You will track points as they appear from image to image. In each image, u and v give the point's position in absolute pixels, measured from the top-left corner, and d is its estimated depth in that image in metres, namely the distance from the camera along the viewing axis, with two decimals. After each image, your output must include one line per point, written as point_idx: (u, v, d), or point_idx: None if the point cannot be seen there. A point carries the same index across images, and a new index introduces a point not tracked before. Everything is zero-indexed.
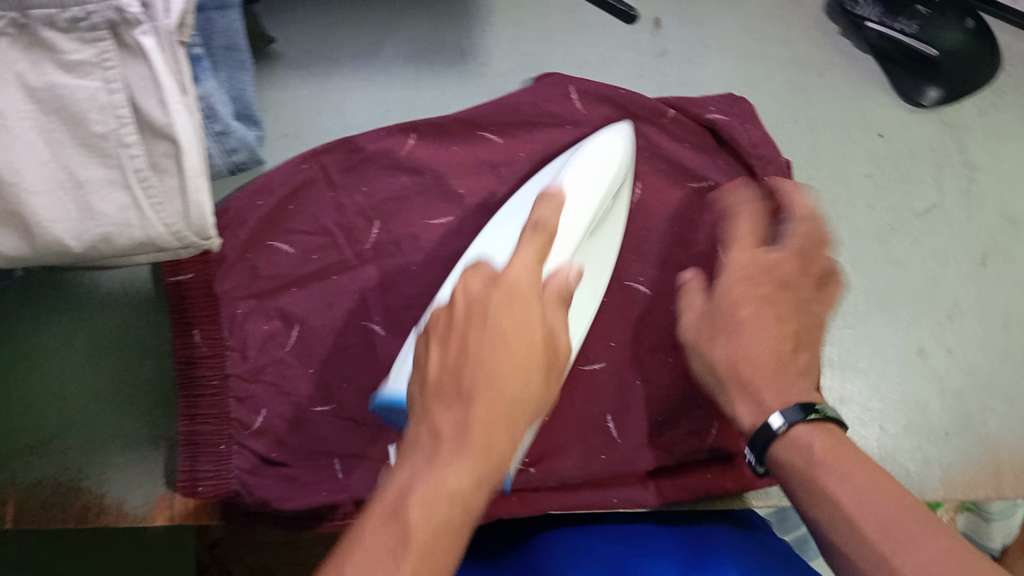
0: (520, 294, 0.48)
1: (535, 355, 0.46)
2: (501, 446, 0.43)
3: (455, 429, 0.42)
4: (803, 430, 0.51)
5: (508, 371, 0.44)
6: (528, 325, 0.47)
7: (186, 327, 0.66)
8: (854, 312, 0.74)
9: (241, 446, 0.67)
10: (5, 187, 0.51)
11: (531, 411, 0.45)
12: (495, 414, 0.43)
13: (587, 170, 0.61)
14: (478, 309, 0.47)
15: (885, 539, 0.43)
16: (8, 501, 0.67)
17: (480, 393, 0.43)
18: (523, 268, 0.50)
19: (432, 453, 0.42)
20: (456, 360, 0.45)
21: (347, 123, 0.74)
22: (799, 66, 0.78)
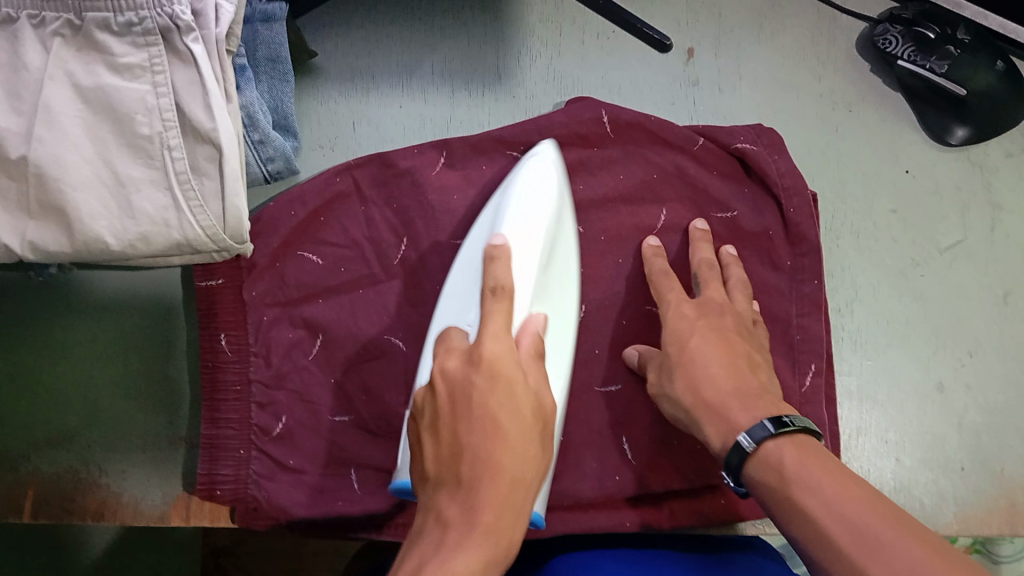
0: (502, 369, 0.48)
1: (530, 433, 0.47)
2: (506, 526, 0.44)
3: (460, 517, 0.44)
4: (772, 445, 0.51)
5: (502, 453, 0.45)
6: (514, 402, 0.47)
7: (212, 331, 0.67)
8: (875, 346, 0.75)
9: (260, 452, 0.67)
10: (49, 183, 0.52)
11: (534, 485, 0.47)
12: (498, 501, 0.44)
13: (520, 213, 0.61)
14: (463, 390, 0.47)
15: (858, 550, 0.43)
16: (28, 494, 0.68)
17: (481, 481, 0.45)
18: (496, 335, 0.50)
19: (440, 540, 0.43)
20: (453, 450, 0.46)
21: (382, 137, 0.75)
22: (830, 100, 0.79)
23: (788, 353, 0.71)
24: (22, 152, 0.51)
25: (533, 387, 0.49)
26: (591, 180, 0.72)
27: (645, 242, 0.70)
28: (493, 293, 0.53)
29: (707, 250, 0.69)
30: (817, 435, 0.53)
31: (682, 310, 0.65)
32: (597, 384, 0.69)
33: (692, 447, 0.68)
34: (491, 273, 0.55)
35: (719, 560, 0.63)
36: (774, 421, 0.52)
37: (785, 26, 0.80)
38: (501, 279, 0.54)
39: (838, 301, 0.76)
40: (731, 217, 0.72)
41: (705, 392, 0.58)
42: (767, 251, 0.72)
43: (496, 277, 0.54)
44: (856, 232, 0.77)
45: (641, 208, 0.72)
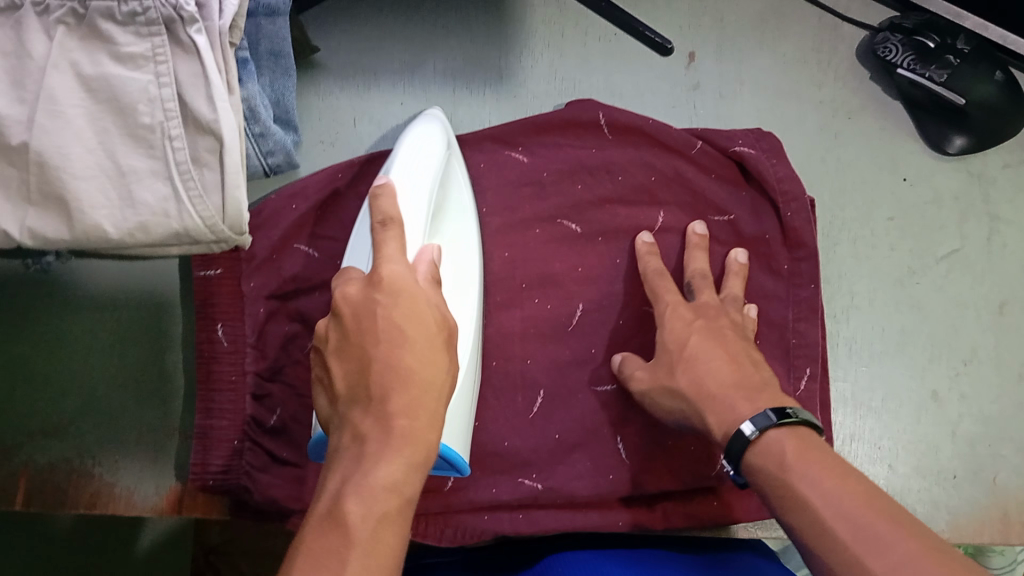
0: (401, 285, 0.49)
1: (435, 342, 0.48)
2: (422, 432, 0.45)
3: (375, 427, 0.44)
4: (773, 435, 0.52)
5: (412, 360, 0.46)
6: (417, 314, 0.48)
7: (209, 321, 0.66)
8: (870, 352, 0.75)
9: (253, 444, 0.67)
10: (50, 171, 0.52)
11: (444, 388, 0.47)
12: (411, 408, 0.45)
13: (410, 152, 0.61)
14: (366, 309, 0.48)
15: (857, 544, 0.43)
16: (20, 484, 0.67)
17: (394, 392, 0.45)
18: (393, 256, 0.50)
19: (358, 453, 0.43)
20: (359, 364, 0.46)
21: (383, 134, 0.75)
22: (831, 107, 0.79)
23: (784, 358, 0.71)
24: (23, 139, 0.51)
25: (434, 301, 0.50)
26: (591, 181, 0.72)
27: (636, 239, 0.70)
28: (380, 225, 0.53)
29: (701, 260, 0.69)
30: (819, 431, 0.53)
31: (685, 309, 0.65)
32: (592, 386, 0.69)
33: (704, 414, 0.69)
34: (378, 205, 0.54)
35: (716, 561, 0.64)
36: (777, 411, 0.53)
37: (788, 34, 0.80)
38: (388, 212, 0.53)
39: (835, 307, 0.76)
40: (727, 221, 0.73)
41: (701, 391, 0.58)
42: (765, 257, 0.73)
43: (383, 209, 0.54)
44: (854, 239, 0.77)
45: (640, 211, 0.72)
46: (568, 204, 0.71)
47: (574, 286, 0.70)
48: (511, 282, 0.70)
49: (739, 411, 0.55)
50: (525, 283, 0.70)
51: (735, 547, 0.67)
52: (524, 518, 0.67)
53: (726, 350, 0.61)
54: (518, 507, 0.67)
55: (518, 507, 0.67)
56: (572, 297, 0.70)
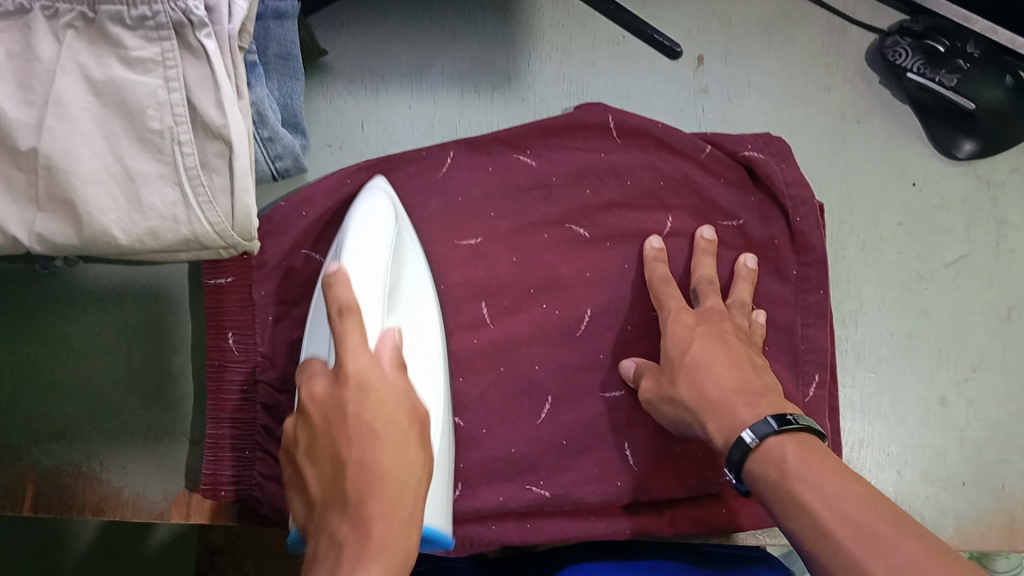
0: (369, 378, 0.49)
1: (408, 438, 0.49)
2: (402, 535, 0.45)
3: (353, 533, 0.44)
4: (773, 441, 0.52)
5: (386, 460, 0.47)
6: (389, 410, 0.48)
7: (219, 329, 0.67)
8: (877, 357, 0.75)
9: (264, 453, 0.66)
10: (59, 174, 0.52)
11: (422, 481, 0.48)
12: (389, 510, 0.45)
13: (363, 230, 0.59)
14: (336, 408, 0.48)
15: (858, 545, 0.43)
16: (27, 486, 0.67)
17: (371, 496, 0.45)
18: (356, 349, 0.49)
19: (336, 561, 0.43)
20: (333, 467, 0.47)
21: (390, 137, 0.75)
22: (839, 111, 0.79)
23: (792, 363, 0.71)
24: (31, 144, 0.51)
25: (406, 393, 0.50)
26: (598, 185, 0.71)
27: (646, 244, 0.69)
28: (336, 315, 0.49)
29: (709, 265, 0.69)
30: (819, 436, 0.54)
31: (690, 314, 0.65)
32: (600, 390, 0.69)
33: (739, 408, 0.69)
34: (332, 292, 0.50)
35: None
36: (778, 418, 0.53)
37: (796, 37, 0.80)
38: (343, 300, 0.49)
39: (842, 312, 0.76)
40: (735, 225, 0.72)
41: (709, 396, 0.58)
42: (774, 262, 0.72)
43: (337, 296, 0.50)
44: (862, 243, 0.77)
45: (647, 214, 0.71)
46: (575, 208, 0.71)
47: (582, 290, 0.70)
48: (518, 287, 0.69)
49: (742, 416, 0.55)
50: (532, 287, 0.69)
51: (744, 560, 0.64)
52: (531, 525, 0.67)
53: (733, 355, 0.61)
54: (526, 515, 0.67)
55: (525, 515, 0.67)
56: (580, 302, 0.70)
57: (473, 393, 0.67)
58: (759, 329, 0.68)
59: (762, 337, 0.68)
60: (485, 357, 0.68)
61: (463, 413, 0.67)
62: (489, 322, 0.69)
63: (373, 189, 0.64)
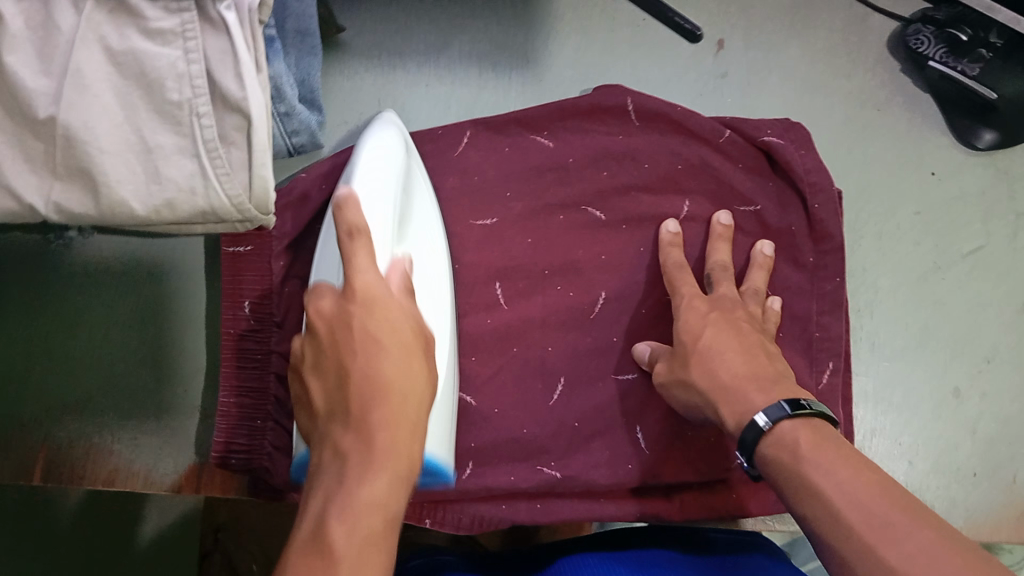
0: (377, 292, 0.45)
1: (413, 353, 0.45)
2: (408, 451, 0.42)
3: (359, 449, 0.41)
4: (787, 426, 0.51)
5: (393, 374, 0.43)
6: (396, 324, 0.45)
7: (236, 297, 0.67)
8: (892, 347, 0.75)
9: (276, 423, 0.66)
10: (77, 145, 0.51)
11: (428, 398, 0.45)
12: (393, 424, 0.42)
13: (373, 159, 0.57)
14: (341, 321, 0.44)
15: (869, 531, 0.43)
16: (37, 459, 0.67)
17: (376, 410, 0.41)
18: (364, 263, 0.45)
19: (339, 472, 0.40)
20: (338, 380, 0.43)
21: (407, 116, 0.75)
22: (859, 99, 0.78)
23: (806, 351, 0.70)
24: (49, 113, 0.50)
25: (413, 309, 0.47)
26: (616, 168, 0.71)
27: (663, 228, 0.69)
28: (345, 235, 0.44)
29: (724, 251, 0.69)
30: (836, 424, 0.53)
31: (703, 299, 0.65)
32: (613, 373, 0.69)
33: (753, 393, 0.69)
34: (342, 214, 0.45)
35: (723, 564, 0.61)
36: (791, 403, 0.53)
37: (817, 24, 0.79)
38: (352, 221, 0.45)
39: (858, 301, 0.75)
40: (752, 212, 0.72)
41: (722, 380, 0.58)
42: (790, 249, 0.72)
43: (347, 218, 0.45)
44: (879, 233, 0.76)
45: (663, 199, 0.71)
46: (592, 191, 0.71)
47: (597, 274, 0.70)
48: (532, 269, 0.69)
49: (754, 400, 0.54)
50: (547, 270, 0.69)
51: (738, 544, 0.64)
52: (542, 507, 0.67)
53: (747, 342, 0.61)
54: (537, 497, 0.67)
55: (537, 497, 0.67)
56: (595, 285, 0.69)
57: (485, 373, 0.67)
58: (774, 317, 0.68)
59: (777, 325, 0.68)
60: (499, 338, 0.68)
61: (475, 393, 0.67)
62: (503, 303, 0.68)
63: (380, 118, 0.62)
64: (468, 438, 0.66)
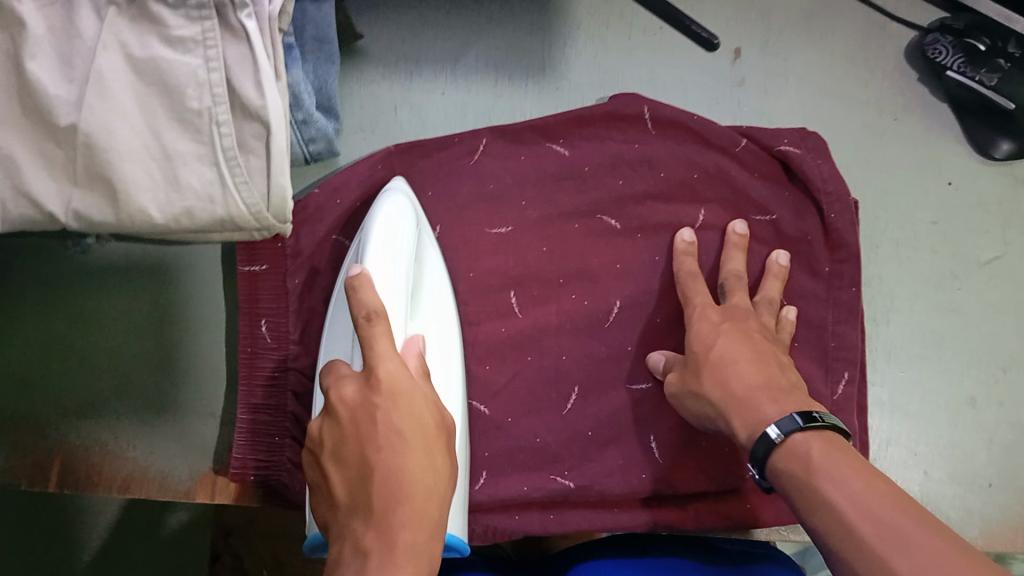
0: (398, 385, 0.46)
1: (433, 447, 0.46)
2: (426, 547, 0.42)
3: (379, 543, 0.41)
4: (799, 438, 0.51)
5: (414, 469, 0.44)
6: (417, 418, 0.46)
7: (253, 318, 0.67)
8: (908, 356, 0.74)
9: (294, 439, 0.67)
10: (97, 152, 0.51)
11: (446, 491, 0.45)
12: (414, 520, 0.42)
13: (389, 228, 0.58)
14: (366, 411, 0.45)
15: (881, 540, 0.43)
16: (54, 462, 0.68)
17: (398, 504, 0.42)
18: (387, 352, 0.46)
19: (360, 568, 0.41)
20: (360, 472, 0.44)
21: (424, 124, 0.75)
22: (876, 107, 0.78)
23: (821, 360, 0.70)
24: (71, 120, 0.51)
25: (432, 401, 0.48)
26: (631, 175, 0.71)
27: (677, 237, 0.69)
28: (365, 319, 0.47)
29: (739, 260, 0.69)
30: (849, 435, 0.53)
31: (717, 310, 0.64)
32: (627, 382, 0.69)
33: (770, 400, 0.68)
34: (359, 297, 0.48)
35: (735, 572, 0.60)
36: (803, 416, 0.52)
37: (834, 31, 0.79)
38: (373, 306, 0.47)
39: (874, 310, 0.75)
40: (768, 221, 0.72)
41: (737, 390, 0.58)
42: (806, 258, 0.72)
43: (365, 301, 0.48)
44: (896, 241, 0.76)
45: (679, 207, 0.71)
46: (608, 199, 0.71)
47: (612, 282, 0.70)
48: (547, 277, 0.69)
49: (769, 411, 0.54)
50: (562, 278, 0.69)
51: (752, 555, 0.63)
52: (555, 516, 0.67)
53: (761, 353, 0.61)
54: (551, 505, 0.67)
55: (551, 505, 0.67)
56: (610, 293, 0.69)
57: (500, 381, 0.67)
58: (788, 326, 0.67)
59: (791, 334, 0.68)
60: (514, 346, 0.68)
61: (489, 402, 0.67)
62: (518, 311, 0.68)
63: (391, 190, 0.64)
64: (482, 445, 0.66)
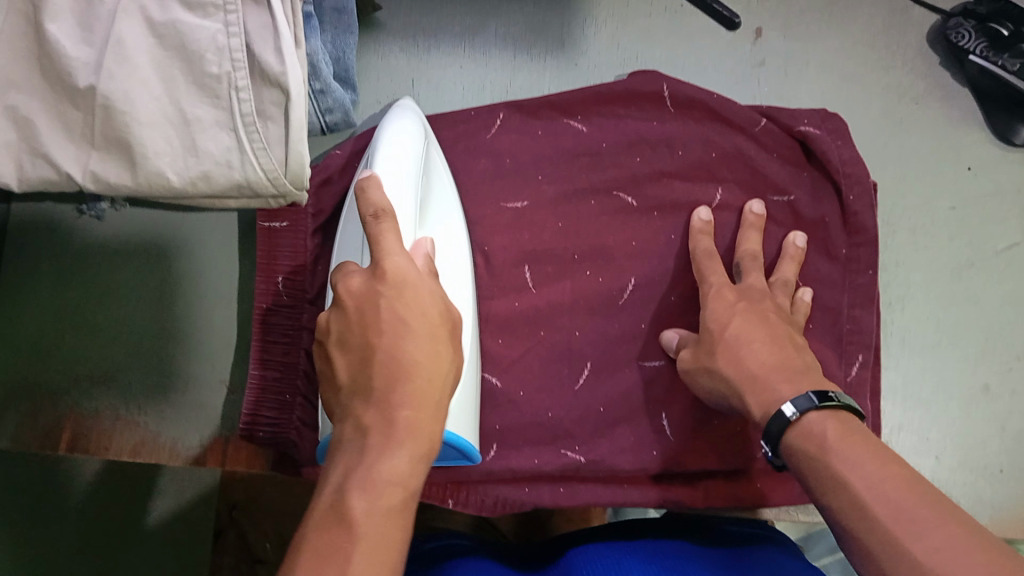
0: (404, 276, 0.46)
1: (438, 336, 0.45)
2: (428, 430, 0.42)
3: (381, 423, 0.41)
4: (813, 418, 0.51)
5: (417, 355, 0.44)
6: (424, 308, 0.45)
7: (270, 272, 0.68)
8: (922, 342, 0.74)
9: (305, 399, 0.67)
10: (115, 114, 0.51)
11: (450, 380, 0.45)
12: (416, 403, 0.42)
13: (394, 138, 0.58)
14: (371, 300, 0.45)
15: (896, 524, 0.42)
16: (65, 427, 0.68)
17: (400, 385, 0.42)
18: (393, 246, 0.47)
19: (361, 446, 0.41)
20: (363, 356, 0.44)
21: (441, 98, 0.75)
22: (896, 92, 0.77)
23: (835, 344, 0.70)
24: (90, 82, 0.50)
25: (439, 295, 0.48)
26: (650, 154, 0.70)
27: (695, 215, 0.68)
28: (372, 217, 0.47)
29: (755, 240, 0.68)
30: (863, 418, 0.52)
31: (732, 290, 0.64)
32: (640, 360, 0.69)
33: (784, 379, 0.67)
34: (365, 198, 0.49)
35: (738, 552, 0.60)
36: (820, 395, 0.52)
37: (857, 15, 0.78)
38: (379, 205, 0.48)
39: (889, 296, 0.75)
40: (785, 201, 0.71)
41: (750, 368, 0.57)
42: (823, 241, 0.71)
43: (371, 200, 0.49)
44: (913, 227, 0.76)
45: (696, 186, 0.70)
46: (625, 176, 0.70)
47: (627, 260, 0.69)
48: (562, 253, 0.69)
49: (782, 391, 0.54)
50: (577, 255, 0.69)
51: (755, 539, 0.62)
52: (564, 492, 0.67)
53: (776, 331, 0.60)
54: (560, 481, 0.67)
55: (560, 480, 0.67)
56: (625, 270, 0.69)
57: (512, 357, 0.67)
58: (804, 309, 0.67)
59: (806, 316, 0.67)
60: (526, 321, 0.68)
61: (501, 374, 0.67)
62: (532, 287, 0.68)
63: (401, 107, 0.63)
64: (493, 420, 0.66)
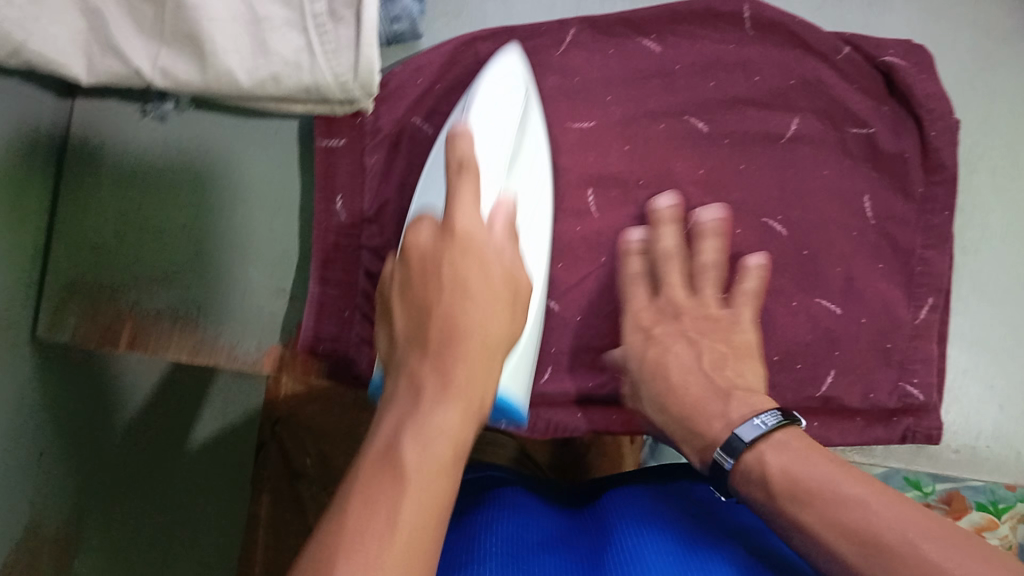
0: (470, 238, 0.47)
1: (496, 300, 0.46)
2: (479, 392, 0.42)
3: (435, 377, 0.40)
4: (749, 458, 0.48)
5: (474, 317, 0.44)
6: (487, 274, 0.46)
7: (328, 193, 0.66)
8: (996, 289, 0.75)
9: (364, 316, 0.67)
10: (188, 11, 0.51)
11: (502, 345, 0.45)
12: (469, 362, 0.42)
13: (490, 107, 0.58)
14: (433, 258, 0.45)
15: (887, 550, 0.40)
16: (125, 324, 0.68)
17: (452, 341, 0.42)
18: (466, 206, 0.48)
19: (415, 399, 0.40)
20: (419, 311, 0.44)
21: (509, 10, 0.73)
22: (983, 28, 0.76)
23: (906, 285, 0.69)
24: None
25: (506, 262, 0.48)
26: (725, 78, 0.68)
27: (654, 207, 0.64)
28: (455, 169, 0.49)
29: (670, 236, 0.63)
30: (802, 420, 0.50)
31: (691, 312, 0.61)
32: None
33: (861, 316, 0.67)
34: (455, 147, 0.50)
35: None
36: (747, 427, 0.49)
37: None
38: (463, 155, 0.50)
39: (965, 239, 0.75)
40: (865, 134, 0.69)
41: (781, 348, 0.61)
42: (901, 177, 0.70)
43: (458, 150, 0.50)
44: (994, 169, 0.75)
45: (774, 115, 0.68)
46: (697, 100, 0.68)
47: (694, 188, 0.67)
48: (628, 177, 0.67)
49: None
50: (640, 180, 0.67)
51: None
52: (620, 421, 0.67)
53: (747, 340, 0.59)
54: (614, 411, 0.67)
55: (614, 411, 0.67)
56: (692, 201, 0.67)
57: (571, 281, 0.66)
58: (752, 287, 0.62)
59: (762, 282, 0.62)
60: (588, 246, 0.66)
61: (558, 298, 0.66)
62: (593, 211, 0.66)
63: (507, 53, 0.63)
64: (548, 342, 0.66)
